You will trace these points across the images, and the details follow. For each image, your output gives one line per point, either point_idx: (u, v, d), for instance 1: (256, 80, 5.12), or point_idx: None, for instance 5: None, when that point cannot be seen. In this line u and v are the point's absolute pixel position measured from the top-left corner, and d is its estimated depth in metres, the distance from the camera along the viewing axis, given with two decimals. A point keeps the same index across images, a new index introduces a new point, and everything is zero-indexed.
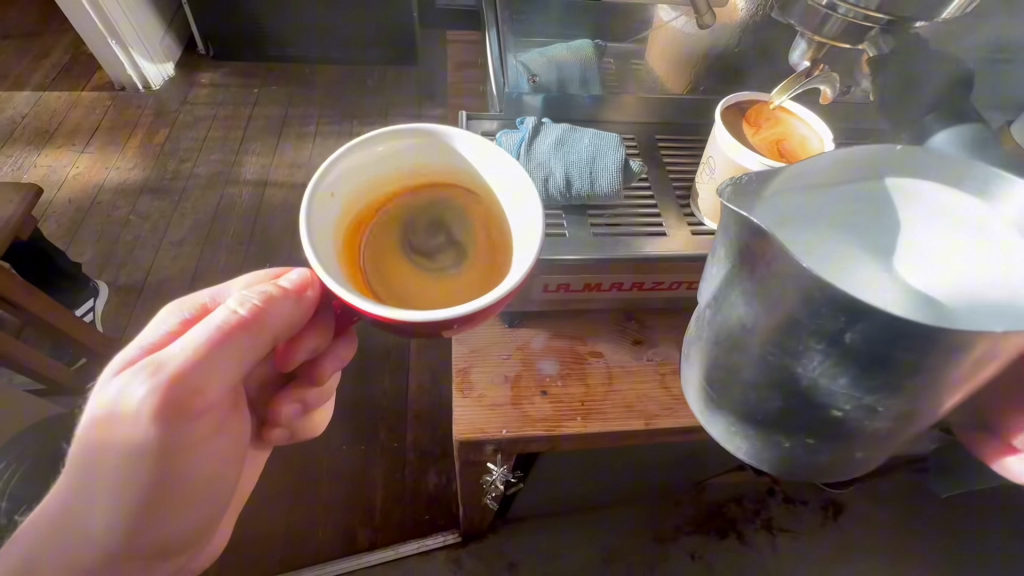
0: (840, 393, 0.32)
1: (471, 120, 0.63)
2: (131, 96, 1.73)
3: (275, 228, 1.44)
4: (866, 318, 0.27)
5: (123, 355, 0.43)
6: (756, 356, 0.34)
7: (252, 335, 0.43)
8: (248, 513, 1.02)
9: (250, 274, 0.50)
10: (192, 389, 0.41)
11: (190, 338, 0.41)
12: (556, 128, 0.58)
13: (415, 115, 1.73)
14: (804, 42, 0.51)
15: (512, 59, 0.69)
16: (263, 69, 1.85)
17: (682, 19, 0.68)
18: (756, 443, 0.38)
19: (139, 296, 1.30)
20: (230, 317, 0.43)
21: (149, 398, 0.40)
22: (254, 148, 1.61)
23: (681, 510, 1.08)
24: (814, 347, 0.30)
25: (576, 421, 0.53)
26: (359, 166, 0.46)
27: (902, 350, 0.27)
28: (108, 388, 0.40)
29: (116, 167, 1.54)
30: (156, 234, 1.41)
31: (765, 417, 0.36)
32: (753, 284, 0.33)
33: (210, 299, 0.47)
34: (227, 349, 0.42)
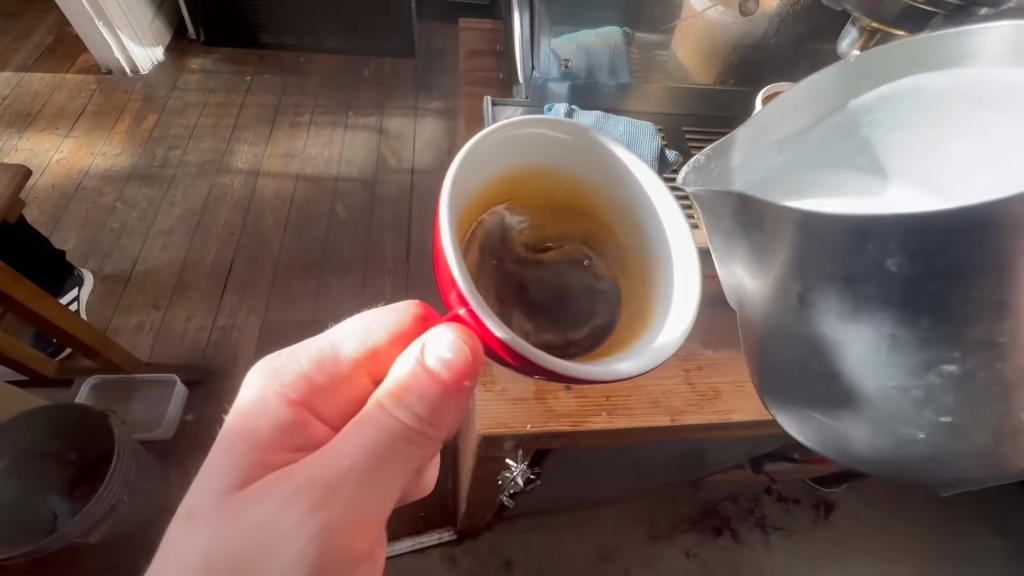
0: (930, 336, 0.30)
1: (497, 106, 0.63)
2: (119, 80, 1.68)
3: (267, 219, 1.41)
4: (873, 231, 0.30)
5: (243, 459, 0.38)
6: (817, 327, 0.34)
7: (414, 439, 0.38)
8: None
9: (346, 326, 0.46)
10: (354, 500, 0.36)
11: (347, 446, 0.37)
12: (589, 114, 0.58)
13: (412, 108, 1.71)
14: (854, 32, 0.54)
15: (544, 44, 0.67)
16: (257, 56, 1.81)
17: (718, 8, 0.63)
18: (891, 458, 0.33)
19: (126, 286, 1.26)
20: (388, 420, 0.38)
21: (312, 524, 0.35)
22: (247, 136, 1.58)
23: (676, 508, 1.08)
24: (868, 289, 0.32)
25: (601, 417, 0.47)
26: (516, 157, 0.42)
27: (949, 255, 0.29)
28: (255, 517, 0.35)
29: (103, 153, 1.49)
30: (143, 223, 1.37)
31: (872, 414, 0.33)
32: (794, 255, 0.34)
33: (314, 367, 0.44)
34: (388, 462, 0.38)
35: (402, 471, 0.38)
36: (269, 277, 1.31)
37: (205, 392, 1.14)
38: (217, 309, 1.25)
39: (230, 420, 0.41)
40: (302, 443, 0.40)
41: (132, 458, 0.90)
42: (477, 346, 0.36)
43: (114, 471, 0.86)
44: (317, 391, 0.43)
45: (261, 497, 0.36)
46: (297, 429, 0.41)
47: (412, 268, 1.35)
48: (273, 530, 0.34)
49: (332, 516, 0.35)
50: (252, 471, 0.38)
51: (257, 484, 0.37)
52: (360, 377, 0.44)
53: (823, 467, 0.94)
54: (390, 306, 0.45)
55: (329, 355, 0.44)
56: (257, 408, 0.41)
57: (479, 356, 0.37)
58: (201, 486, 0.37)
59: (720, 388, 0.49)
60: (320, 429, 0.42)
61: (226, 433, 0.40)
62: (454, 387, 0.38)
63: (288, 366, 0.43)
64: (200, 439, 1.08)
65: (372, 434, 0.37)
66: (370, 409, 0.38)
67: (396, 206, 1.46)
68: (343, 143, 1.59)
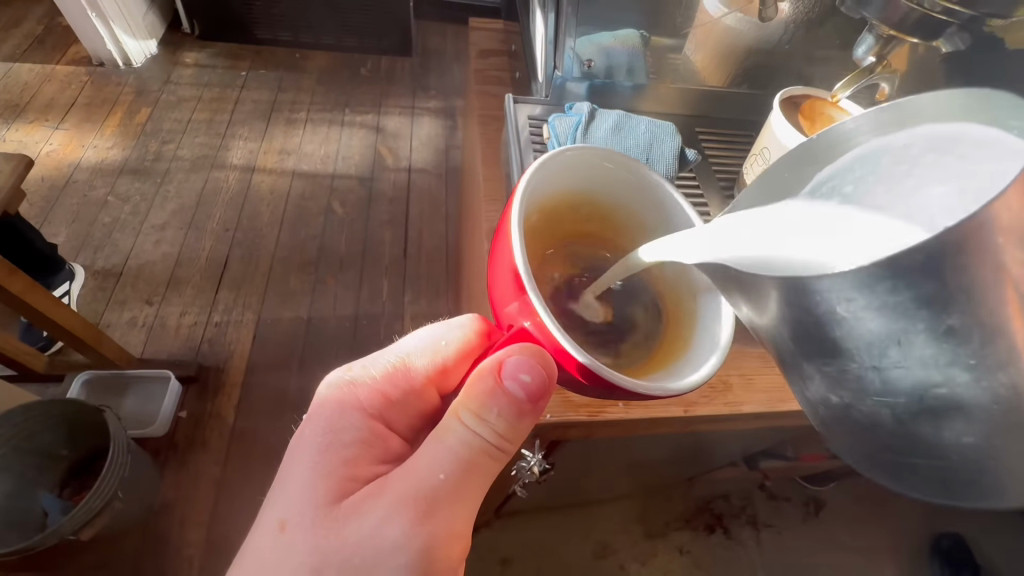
0: (909, 358, 0.23)
1: (518, 103, 0.64)
2: (111, 72, 1.66)
3: (263, 215, 1.40)
4: (819, 283, 0.25)
5: (329, 472, 0.40)
6: (800, 364, 0.28)
7: (499, 454, 0.39)
8: (234, 507, 1.00)
9: (414, 339, 0.48)
10: (444, 514, 0.37)
11: (436, 464, 0.38)
12: (612, 114, 0.59)
13: (409, 107, 1.71)
14: (870, 38, 0.52)
15: (569, 44, 0.63)
16: (253, 52, 1.79)
17: (734, 14, 0.62)
18: (935, 474, 0.25)
19: (118, 281, 1.25)
20: (473, 438, 0.38)
21: (410, 537, 0.36)
22: (242, 132, 1.56)
23: (670, 506, 1.10)
24: (836, 329, 0.25)
25: (617, 407, 0.47)
26: (574, 171, 0.44)
27: (878, 295, 0.23)
28: (358, 530, 0.37)
29: (94, 146, 1.47)
30: (136, 218, 1.35)
31: (886, 439, 0.26)
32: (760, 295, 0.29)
33: (383, 380, 0.46)
34: (475, 477, 0.38)
35: (486, 483, 0.39)
36: (265, 273, 1.30)
37: (199, 389, 1.12)
38: (211, 305, 1.23)
39: (314, 436, 0.42)
40: (385, 454, 0.43)
41: (126, 455, 0.89)
42: (550, 364, 0.36)
43: (109, 467, 0.85)
44: (390, 404, 0.46)
45: (361, 510, 0.38)
46: (379, 441, 0.43)
47: (409, 266, 1.35)
48: (376, 540, 0.36)
49: (430, 525, 0.37)
50: (346, 484, 0.40)
51: (353, 498, 0.39)
52: (429, 389, 0.47)
53: (814, 465, 0.96)
54: (455, 320, 0.47)
55: (399, 368, 0.47)
56: (335, 423, 0.43)
57: (553, 376, 0.37)
58: (297, 499, 0.39)
59: (731, 380, 0.49)
60: (398, 441, 0.44)
61: (312, 448, 0.42)
62: (532, 408, 0.38)
63: (362, 378, 0.46)
64: (193, 437, 1.07)
65: (456, 449, 0.38)
66: (451, 425, 0.39)
67: (393, 205, 1.46)
68: (340, 141, 1.58)
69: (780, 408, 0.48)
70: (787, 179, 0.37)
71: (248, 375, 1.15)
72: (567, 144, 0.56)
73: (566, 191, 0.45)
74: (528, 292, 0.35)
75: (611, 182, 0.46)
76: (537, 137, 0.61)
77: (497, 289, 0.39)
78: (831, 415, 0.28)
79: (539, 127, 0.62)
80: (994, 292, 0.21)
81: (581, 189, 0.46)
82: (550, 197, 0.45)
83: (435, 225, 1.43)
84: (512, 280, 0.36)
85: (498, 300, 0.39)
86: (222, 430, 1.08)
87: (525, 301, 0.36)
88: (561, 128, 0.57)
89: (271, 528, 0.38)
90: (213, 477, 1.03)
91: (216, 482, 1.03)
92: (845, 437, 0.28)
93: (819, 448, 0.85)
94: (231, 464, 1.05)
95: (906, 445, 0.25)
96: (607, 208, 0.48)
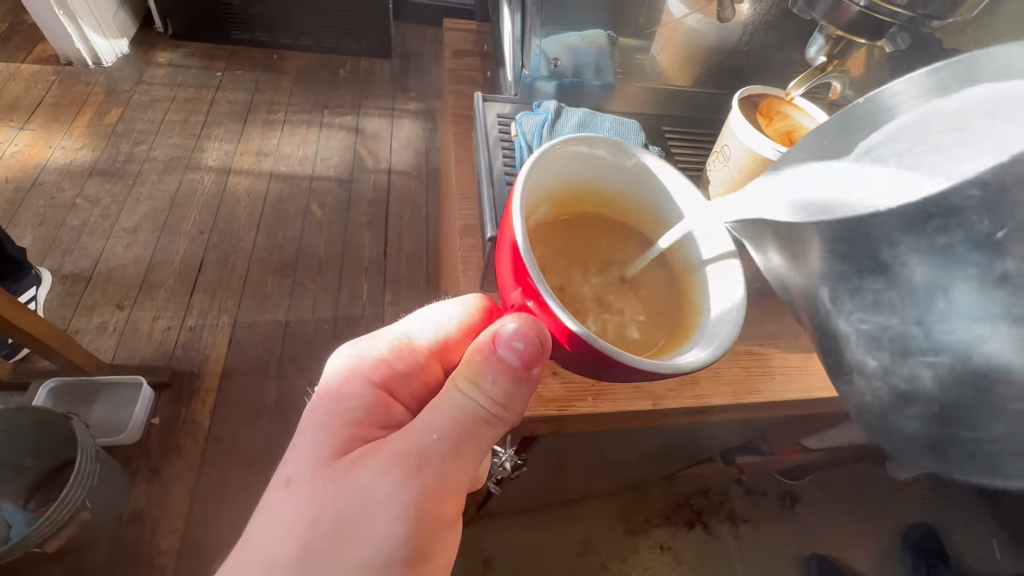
0: (957, 309, 0.26)
1: (487, 102, 0.65)
2: (80, 72, 1.62)
3: (240, 217, 1.38)
4: (879, 226, 0.30)
5: (331, 434, 0.40)
6: (844, 326, 0.31)
7: (495, 419, 0.39)
8: (210, 513, 0.98)
9: (419, 311, 0.48)
10: (439, 472, 0.37)
11: (435, 423, 0.38)
12: (577, 111, 0.60)
13: (388, 108, 1.70)
14: (820, 39, 0.55)
15: (535, 44, 0.65)
16: (229, 52, 1.77)
17: (695, 15, 0.63)
18: (978, 453, 0.25)
19: (87, 286, 1.21)
20: (469, 403, 0.39)
21: (405, 491, 0.36)
22: (217, 133, 1.54)
23: (651, 503, 1.11)
24: (876, 283, 0.29)
25: (586, 402, 0.47)
26: (577, 157, 0.46)
27: (929, 237, 0.28)
28: (355, 483, 0.37)
29: (62, 147, 1.43)
30: (106, 220, 1.32)
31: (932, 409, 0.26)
32: (810, 261, 0.35)
33: (388, 352, 0.45)
34: (470, 441, 0.38)
35: (484, 447, 0.40)
36: (242, 276, 1.28)
37: (173, 395, 1.10)
38: (185, 309, 1.21)
39: (319, 399, 0.42)
40: (385, 420, 0.42)
41: (95, 463, 0.87)
42: (545, 334, 0.37)
43: (76, 475, 0.83)
44: (395, 377, 0.45)
45: (359, 465, 0.38)
46: (381, 409, 0.43)
47: (389, 268, 1.34)
48: (371, 492, 0.36)
49: (421, 481, 0.37)
50: (348, 443, 0.40)
51: (352, 455, 0.39)
52: (432, 364, 0.47)
53: (789, 459, 0.98)
54: (460, 300, 0.48)
55: (403, 344, 0.46)
56: (339, 391, 0.43)
57: (549, 346, 0.38)
58: (302, 453, 0.39)
59: (699, 373, 0.50)
60: (400, 409, 0.44)
61: (315, 411, 0.42)
62: (528, 376, 0.39)
63: (368, 351, 0.45)
64: (167, 443, 1.05)
65: (451, 411, 0.38)
66: (449, 390, 0.39)
67: (373, 207, 1.45)
68: (318, 142, 1.57)
69: (746, 400, 0.49)
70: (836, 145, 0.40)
71: (224, 380, 1.13)
72: (533, 141, 0.57)
73: (575, 180, 0.48)
74: (529, 273, 0.36)
75: (614, 168, 0.48)
76: (505, 137, 0.60)
77: (501, 272, 0.40)
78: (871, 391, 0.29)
79: (507, 126, 0.62)
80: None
81: (584, 175, 0.48)
82: (560, 186, 0.47)
83: (415, 227, 1.43)
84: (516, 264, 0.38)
85: (503, 287, 0.41)
86: (197, 435, 1.06)
87: (528, 283, 0.37)
88: (528, 126, 0.57)
89: (278, 482, 0.39)
90: (187, 483, 1.01)
91: (191, 488, 1.00)
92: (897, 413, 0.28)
93: (791, 441, 0.87)
94: (207, 470, 1.02)
95: (946, 416, 0.26)
96: (611, 194, 0.50)
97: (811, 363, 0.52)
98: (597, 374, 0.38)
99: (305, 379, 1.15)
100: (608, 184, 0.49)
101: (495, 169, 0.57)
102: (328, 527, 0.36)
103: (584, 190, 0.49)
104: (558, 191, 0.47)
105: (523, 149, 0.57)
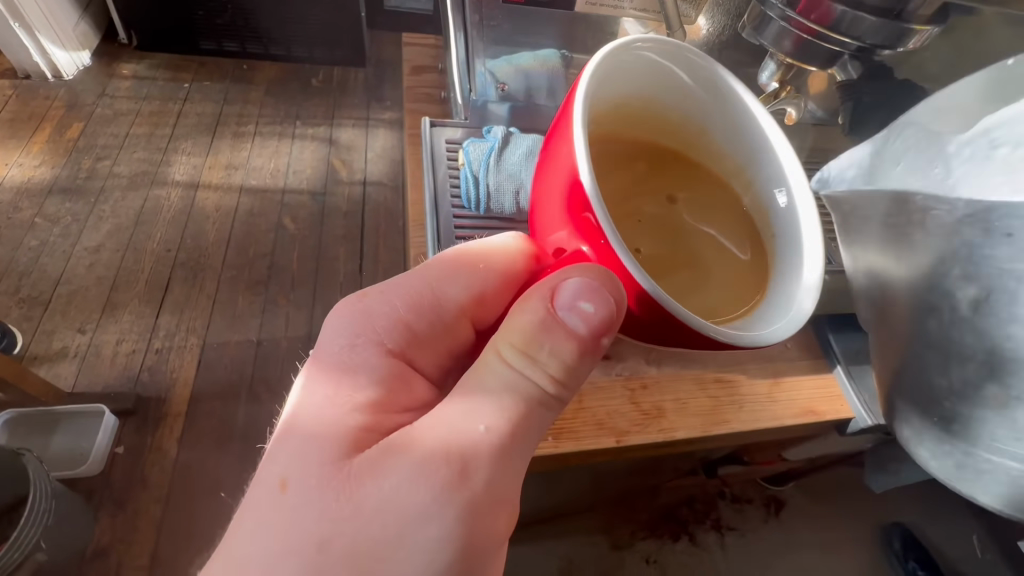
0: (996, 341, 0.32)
1: (435, 127, 0.65)
2: (38, 86, 1.57)
3: (208, 232, 1.33)
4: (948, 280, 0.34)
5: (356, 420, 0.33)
6: (924, 331, 0.36)
7: (554, 401, 0.33)
8: (175, 544, 0.94)
9: (438, 260, 0.41)
10: (487, 478, 0.31)
11: (488, 412, 0.32)
12: (526, 138, 0.60)
13: (363, 118, 1.66)
14: (773, 65, 0.55)
15: (481, 66, 0.67)
16: (196, 63, 1.72)
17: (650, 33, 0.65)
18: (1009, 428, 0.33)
19: (46, 310, 1.17)
20: (522, 380, 0.33)
21: (447, 502, 0.29)
22: (185, 146, 1.50)
23: (635, 516, 1.08)
24: (960, 306, 0.33)
25: (548, 442, 0.45)
26: (634, 72, 0.41)
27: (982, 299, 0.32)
28: (388, 490, 0.29)
29: (19, 165, 1.39)
30: (66, 240, 1.27)
31: (983, 403, 0.33)
32: (925, 242, 0.35)
33: (404, 310, 0.38)
34: (524, 430, 0.33)
35: (536, 434, 0.34)
36: (210, 294, 1.24)
37: (138, 422, 1.06)
38: (151, 330, 1.17)
39: (324, 370, 0.35)
40: (406, 403, 0.36)
41: (50, 500, 0.83)
42: (619, 293, 0.31)
43: (30, 514, 0.79)
44: (414, 341, 0.39)
45: (383, 469, 0.30)
46: (401, 385, 0.36)
47: (365, 283, 1.31)
48: (399, 505, 0.29)
49: (469, 492, 0.30)
50: (360, 434, 0.32)
51: (370, 450, 0.31)
52: (461, 322, 0.40)
53: (772, 468, 0.96)
54: (498, 244, 0.40)
55: (426, 302, 0.39)
56: (351, 358, 0.36)
57: (621, 310, 0.31)
58: (299, 449, 0.31)
59: (664, 406, 0.49)
60: (423, 387, 0.38)
61: (322, 387, 0.35)
62: (594, 346, 0.33)
63: (379, 311, 0.38)
64: (132, 473, 1.00)
65: (497, 392, 0.32)
66: (491, 364, 0.33)
67: (347, 219, 1.42)
68: (291, 154, 1.53)
69: (713, 431, 0.48)
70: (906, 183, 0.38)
71: (192, 405, 1.09)
72: (480, 169, 0.58)
73: (628, 99, 0.43)
74: (594, 211, 0.31)
75: (670, 87, 0.43)
76: (454, 166, 0.62)
77: (551, 207, 0.35)
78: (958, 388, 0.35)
79: (456, 154, 0.63)
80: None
81: (637, 92, 0.43)
82: (611, 106, 0.43)
83: (391, 239, 1.40)
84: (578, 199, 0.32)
85: (556, 220, 0.35)
86: (164, 464, 1.02)
87: (589, 222, 0.31)
88: (475, 154, 0.59)
89: (265, 485, 0.31)
90: (154, 516, 0.97)
91: (158, 520, 0.96)
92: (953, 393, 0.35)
93: (772, 453, 0.85)
94: (174, 500, 0.98)
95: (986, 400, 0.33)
96: (662, 117, 0.46)
97: (779, 388, 0.51)
98: (653, 338, 0.34)
99: (278, 400, 1.11)
100: (665, 102, 0.45)
101: (441, 205, 0.58)
102: (348, 551, 0.28)
103: (634, 109, 0.45)
104: (607, 110, 0.43)
105: (469, 179, 0.58)
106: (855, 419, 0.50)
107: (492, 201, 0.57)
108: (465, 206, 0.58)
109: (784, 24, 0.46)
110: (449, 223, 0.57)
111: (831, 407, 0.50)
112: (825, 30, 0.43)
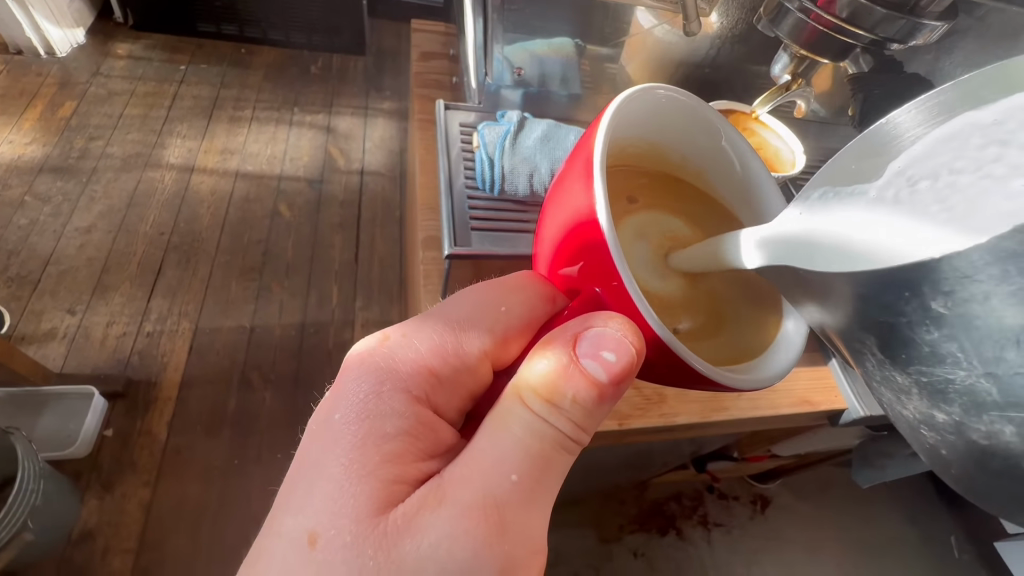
0: (900, 385, 0.24)
1: (450, 110, 0.67)
2: (31, 62, 1.54)
3: (202, 216, 1.32)
4: (846, 319, 0.26)
5: (391, 472, 0.32)
6: (873, 383, 0.26)
7: (576, 446, 0.33)
8: (163, 528, 0.94)
9: (458, 302, 0.41)
10: (523, 534, 0.31)
11: (517, 466, 0.32)
12: (540, 123, 0.63)
13: (362, 107, 1.65)
14: (785, 57, 0.56)
15: (497, 51, 0.66)
16: (194, 45, 1.70)
17: (663, 26, 0.65)
18: (996, 485, 0.22)
19: (35, 289, 1.15)
20: (548, 428, 0.32)
21: (484, 558, 0.30)
22: (179, 129, 1.48)
23: (624, 511, 1.09)
24: (876, 356, 0.25)
25: None
26: (640, 116, 0.40)
27: (874, 338, 0.24)
28: (420, 547, 0.30)
29: (9, 142, 1.36)
30: (57, 220, 1.25)
31: (986, 462, 0.21)
32: (832, 295, 0.27)
33: (421, 348, 0.38)
34: (549, 477, 0.33)
35: (561, 478, 0.34)
36: (203, 279, 1.22)
37: (128, 406, 1.05)
38: (143, 313, 1.15)
39: (348, 416, 0.34)
40: (433, 448, 0.35)
41: (39, 480, 0.82)
42: (636, 338, 0.31)
43: (18, 493, 0.78)
44: (435, 381, 0.37)
45: (414, 525, 0.30)
46: (428, 432, 0.35)
47: (360, 273, 1.30)
48: (437, 560, 0.29)
49: (507, 543, 0.30)
50: (392, 489, 0.32)
51: (404, 504, 0.31)
52: (483, 363, 0.40)
53: (761, 464, 0.97)
54: (519, 286, 0.40)
55: (448, 343, 0.39)
56: (368, 399, 0.35)
57: (641, 355, 0.32)
58: (326, 504, 0.31)
59: (666, 391, 0.50)
60: (448, 429, 0.36)
61: (347, 434, 0.33)
62: (614, 391, 0.33)
63: (399, 352, 0.37)
64: (121, 456, 1.00)
65: (524, 441, 0.32)
66: (515, 411, 0.33)
67: (344, 208, 1.41)
68: (288, 140, 1.52)
69: (712, 417, 0.49)
70: (852, 168, 0.29)
71: (183, 390, 1.08)
72: (495, 151, 0.59)
73: (632, 142, 0.42)
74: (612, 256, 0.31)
75: (673, 128, 0.42)
76: (467, 147, 0.63)
77: (567, 247, 0.35)
78: (941, 440, 0.23)
79: (469, 136, 0.64)
80: (895, 290, 0.23)
81: (640, 135, 0.42)
82: (617, 148, 0.42)
83: (388, 229, 1.39)
84: (598, 240, 0.32)
85: (571, 262, 0.35)
86: (154, 447, 1.01)
87: (610, 268, 0.32)
88: (490, 138, 0.60)
89: (294, 542, 0.30)
90: (142, 499, 0.96)
91: (146, 504, 0.96)
92: (923, 450, 0.25)
93: (762, 449, 0.86)
94: (162, 485, 0.98)
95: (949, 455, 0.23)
96: (659, 156, 0.45)
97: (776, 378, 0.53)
98: (679, 383, 0.34)
99: (270, 388, 1.11)
100: (665, 141, 0.44)
101: (455, 186, 0.59)
102: None
103: (633, 152, 0.44)
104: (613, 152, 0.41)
105: (484, 160, 0.59)
106: (849, 410, 0.52)
107: (507, 182, 0.58)
108: (479, 187, 0.59)
109: (802, 16, 0.47)
110: (463, 205, 0.58)
111: (826, 398, 0.52)
112: (843, 24, 0.44)
